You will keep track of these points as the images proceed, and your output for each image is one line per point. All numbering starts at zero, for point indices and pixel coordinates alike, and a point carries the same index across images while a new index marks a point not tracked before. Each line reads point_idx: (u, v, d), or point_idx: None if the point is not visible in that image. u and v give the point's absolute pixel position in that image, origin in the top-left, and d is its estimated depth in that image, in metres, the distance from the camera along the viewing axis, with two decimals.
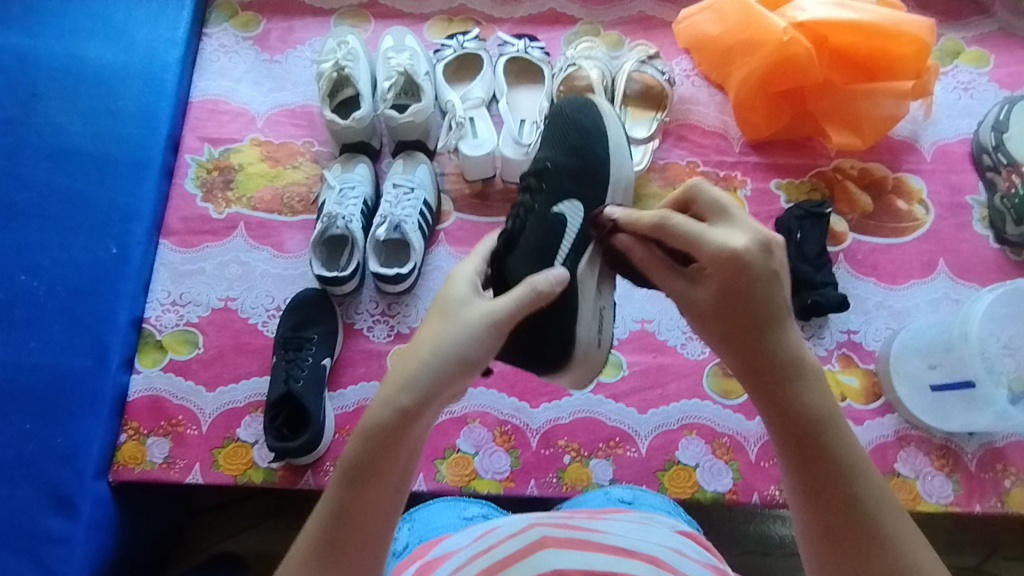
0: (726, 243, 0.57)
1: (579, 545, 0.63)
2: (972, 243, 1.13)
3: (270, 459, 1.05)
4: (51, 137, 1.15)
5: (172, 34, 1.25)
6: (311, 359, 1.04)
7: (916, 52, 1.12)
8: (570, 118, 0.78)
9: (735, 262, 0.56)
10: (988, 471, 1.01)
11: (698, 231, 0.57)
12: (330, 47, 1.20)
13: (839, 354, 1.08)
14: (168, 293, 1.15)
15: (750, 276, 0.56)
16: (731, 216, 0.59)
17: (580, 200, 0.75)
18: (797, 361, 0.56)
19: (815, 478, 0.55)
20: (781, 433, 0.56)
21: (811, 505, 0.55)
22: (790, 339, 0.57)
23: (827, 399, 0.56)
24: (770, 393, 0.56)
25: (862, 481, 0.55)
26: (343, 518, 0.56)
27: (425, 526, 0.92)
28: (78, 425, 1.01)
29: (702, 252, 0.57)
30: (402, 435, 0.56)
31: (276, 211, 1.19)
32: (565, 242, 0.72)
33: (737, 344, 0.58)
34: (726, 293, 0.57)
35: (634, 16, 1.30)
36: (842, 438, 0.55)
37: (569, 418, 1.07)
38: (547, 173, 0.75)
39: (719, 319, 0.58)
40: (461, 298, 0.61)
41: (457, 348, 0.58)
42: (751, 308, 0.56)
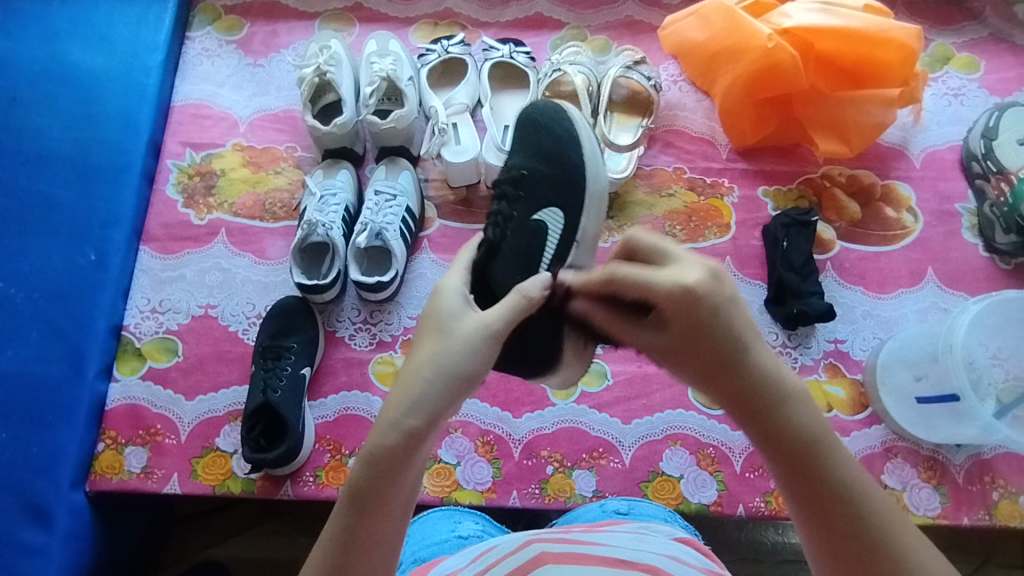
0: (678, 282, 0.54)
1: (579, 559, 0.62)
2: (962, 252, 1.12)
3: (249, 469, 1.03)
4: (31, 141, 1.02)
5: (153, 39, 1.25)
6: (289, 369, 1.02)
7: (902, 59, 1.10)
8: (541, 125, 0.82)
9: (690, 299, 0.54)
10: (976, 483, 1.00)
11: (647, 276, 0.55)
12: (313, 52, 1.19)
13: (826, 364, 1.06)
14: (148, 300, 1.14)
15: (708, 313, 0.54)
16: (676, 254, 0.57)
17: (558, 204, 0.78)
18: (775, 391, 0.54)
19: (817, 508, 0.53)
20: (775, 466, 0.54)
21: (823, 538, 0.52)
22: (760, 367, 0.55)
23: (814, 421, 0.54)
24: (756, 426, 0.55)
25: (867, 501, 0.52)
26: (353, 545, 0.55)
27: (418, 545, 0.89)
28: (55, 434, 0.98)
29: (656, 296, 0.55)
30: (408, 456, 0.55)
31: (258, 217, 1.18)
32: (547, 245, 0.76)
33: (715, 382, 0.55)
34: (690, 331, 0.55)
35: (622, 20, 1.29)
36: (837, 461, 0.53)
37: (552, 428, 1.06)
38: (522, 181, 0.79)
39: (691, 361, 0.56)
40: (457, 314, 0.60)
41: (460, 365, 0.57)
42: (717, 344, 0.54)
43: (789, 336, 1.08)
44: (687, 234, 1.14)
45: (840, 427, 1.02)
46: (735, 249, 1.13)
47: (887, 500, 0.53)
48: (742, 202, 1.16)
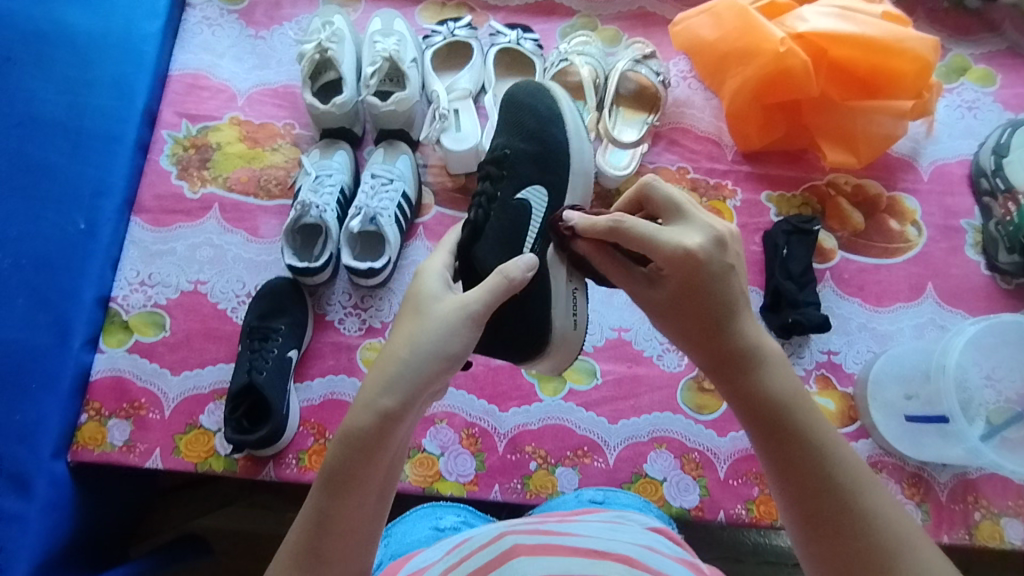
0: (680, 242, 0.58)
1: (554, 549, 0.60)
2: (963, 269, 1.11)
3: (231, 448, 1.03)
4: (24, 104, 1.03)
5: (152, 4, 1.22)
6: (276, 351, 1.01)
7: (918, 71, 1.07)
8: (525, 105, 0.80)
9: (689, 259, 0.58)
10: (958, 502, 0.99)
11: (653, 232, 0.58)
12: (315, 27, 1.16)
13: (817, 375, 1.05)
14: (137, 272, 1.12)
15: (706, 274, 0.58)
16: (684, 215, 0.60)
17: (543, 183, 0.76)
18: (757, 351, 0.58)
19: (787, 461, 0.55)
20: (750, 420, 0.57)
21: (784, 481, 0.55)
22: (744, 327, 0.59)
23: (790, 382, 0.58)
24: (738, 381, 0.58)
25: (835, 457, 0.55)
26: (328, 528, 0.54)
27: (397, 542, 0.88)
28: (38, 402, 0.98)
29: (657, 253, 0.59)
30: (384, 437, 0.54)
31: (252, 193, 1.16)
32: (531, 226, 0.73)
33: (699, 336, 0.60)
34: (683, 285, 0.59)
35: (634, 11, 1.25)
36: (808, 419, 0.56)
37: (537, 424, 1.05)
38: (506, 159, 0.76)
39: (679, 313, 0.60)
40: (432, 295, 0.60)
41: (436, 347, 0.56)
42: (708, 302, 0.59)
43: (783, 345, 1.07)
44: None
45: None
46: None
47: (855, 456, 0.56)
48: (744, 206, 1.14)
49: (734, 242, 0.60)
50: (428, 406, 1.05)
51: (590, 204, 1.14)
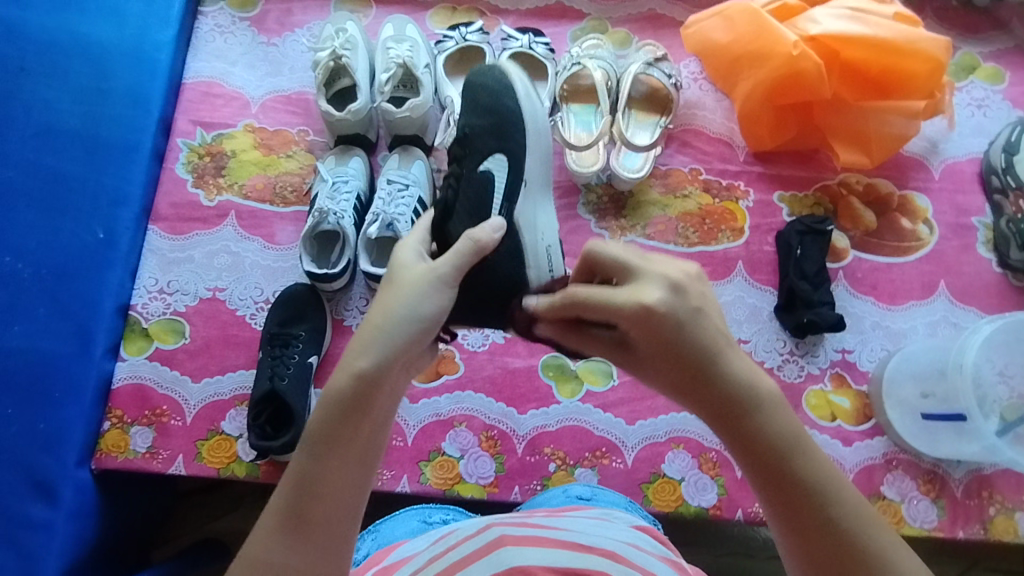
0: (637, 300, 0.54)
1: (539, 541, 0.64)
2: (974, 266, 1.11)
3: (254, 454, 1.04)
4: (40, 116, 1.09)
5: (165, 13, 1.22)
6: (297, 357, 1.03)
7: (930, 71, 1.09)
8: (480, 83, 0.80)
9: (649, 317, 0.54)
10: (973, 498, 1.01)
11: (606, 295, 0.55)
12: (328, 34, 1.17)
13: (832, 373, 1.06)
14: (156, 280, 1.13)
15: (669, 329, 0.53)
16: (637, 267, 0.56)
17: (502, 152, 0.76)
18: (748, 400, 0.54)
19: (790, 517, 0.53)
20: (750, 473, 0.55)
21: (791, 533, 0.54)
22: (729, 377, 0.54)
23: (789, 426, 0.54)
24: (730, 437, 0.55)
25: (838, 504, 0.52)
26: (310, 490, 0.54)
27: (385, 535, 0.94)
28: (60, 411, 0.99)
29: (616, 316, 0.55)
30: (365, 400, 0.55)
31: (268, 200, 1.17)
32: (495, 194, 0.74)
33: (687, 392, 0.56)
34: (656, 344, 0.55)
35: (644, 13, 1.26)
36: (812, 467, 0.53)
37: (556, 426, 1.06)
38: (466, 136, 0.76)
39: (663, 370, 0.56)
40: (408, 264, 0.61)
41: (413, 312, 0.57)
42: (682, 356, 0.54)
43: (797, 344, 1.08)
44: (700, 236, 1.13)
45: (842, 437, 1.03)
46: (747, 254, 1.12)
47: (858, 495, 0.53)
48: (757, 207, 1.14)
49: (694, 285, 0.56)
50: (448, 409, 1.06)
51: (604, 206, 1.15)
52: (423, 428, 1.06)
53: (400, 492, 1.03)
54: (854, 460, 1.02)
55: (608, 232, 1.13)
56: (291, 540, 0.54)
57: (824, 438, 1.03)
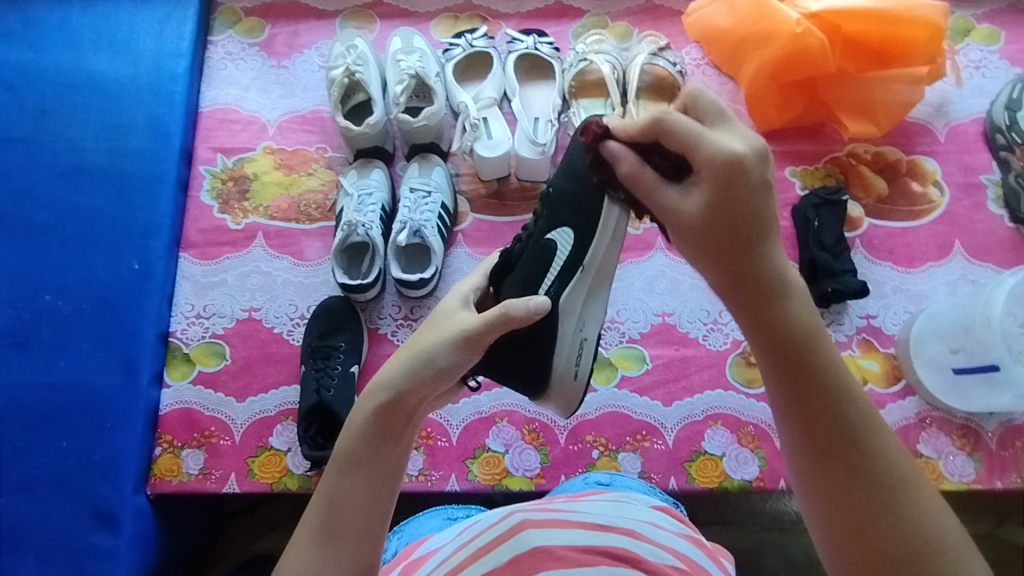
0: (725, 146, 0.53)
1: (558, 523, 0.67)
2: (987, 224, 1.14)
3: (305, 467, 1.05)
4: (65, 154, 1.14)
5: (177, 44, 1.25)
6: (339, 368, 1.07)
7: (930, 37, 1.12)
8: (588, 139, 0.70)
9: (730, 168, 0.53)
10: (1008, 448, 1.03)
11: (700, 131, 0.53)
12: (339, 52, 1.20)
13: (859, 339, 1.09)
14: (192, 306, 1.15)
15: (743, 184, 0.53)
16: (730, 122, 0.55)
17: (576, 230, 0.68)
18: (782, 276, 0.55)
19: (802, 396, 0.53)
20: (766, 351, 0.55)
21: (798, 412, 0.53)
22: (774, 251, 0.55)
23: (815, 318, 0.55)
24: (755, 306, 0.55)
25: (850, 393, 0.53)
26: (337, 507, 0.58)
27: (411, 533, 0.97)
28: (114, 441, 1.02)
29: (699, 155, 0.54)
30: (386, 423, 0.59)
31: (293, 219, 1.19)
32: (551, 269, 0.68)
33: (725, 258, 0.55)
34: (719, 199, 0.54)
35: (642, 5, 1.29)
36: (831, 358, 0.54)
37: (595, 414, 1.09)
38: (554, 197, 0.69)
39: (710, 229, 0.55)
40: (449, 311, 0.64)
41: (428, 355, 0.59)
42: (742, 217, 0.54)
43: (822, 314, 1.10)
44: None
45: (875, 401, 1.05)
46: None
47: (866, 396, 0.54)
48: None
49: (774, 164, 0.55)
50: (488, 406, 1.09)
51: None
52: (466, 427, 1.09)
53: (449, 491, 1.06)
54: (889, 421, 1.04)
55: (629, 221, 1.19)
56: (322, 554, 0.57)
57: None
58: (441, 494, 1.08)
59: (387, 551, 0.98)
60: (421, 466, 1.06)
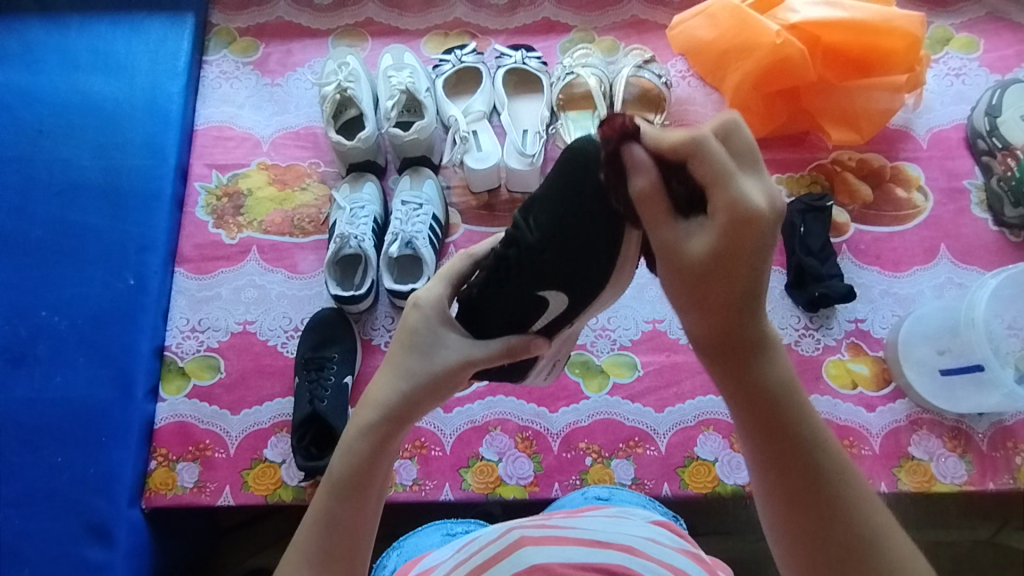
0: (749, 194, 0.46)
1: (557, 540, 0.67)
2: (972, 227, 1.15)
3: (300, 478, 1.06)
4: (62, 173, 1.16)
5: (173, 64, 1.27)
6: (333, 379, 1.08)
7: (908, 46, 1.15)
8: (586, 177, 0.59)
9: (750, 217, 0.46)
10: (999, 449, 1.03)
11: (728, 171, 0.46)
12: (331, 70, 1.24)
13: (849, 343, 1.10)
14: (187, 320, 1.16)
15: (760, 237, 0.46)
16: (758, 165, 0.47)
17: (567, 292, 0.66)
18: (763, 336, 0.51)
19: (779, 457, 0.51)
20: (746, 416, 0.52)
21: (774, 467, 0.52)
22: (765, 309, 0.50)
23: (790, 374, 0.52)
24: (737, 370, 0.52)
25: (827, 454, 0.51)
26: (336, 529, 0.57)
27: (410, 549, 0.97)
28: (109, 455, 1.02)
29: (720, 195, 0.46)
30: (385, 447, 0.59)
31: (288, 233, 1.21)
32: (539, 318, 0.68)
33: (714, 310, 0.50)
34: (726, 248, 0.47)
35: (628, 20, 1.33)
36: (808, 416, 0.52)
37: (588, 421, 1.09)
38: (540, 255, 0.63)
39: (708, 277, 0.48)
40: (436, 335, 0.63)
41: (430, 382, 0.61)
42: (749, 268, 0.47)
43: (811, 319, 1.12)
44: None
45: (865, 404, 1.06)
46: None
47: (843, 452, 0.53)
48: None
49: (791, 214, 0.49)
50: (482, 415, 1.09)
51: None
52: (459, 436, 1.09)
53: (443, 501, 1.06)
54: (879, 425, 1.05)
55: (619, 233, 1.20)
56: None
57: (847, 406, 1.06)
58: (435, 504, 1.08)
59: (386, 565, 0.98)
60: (415, 475, 1.07)
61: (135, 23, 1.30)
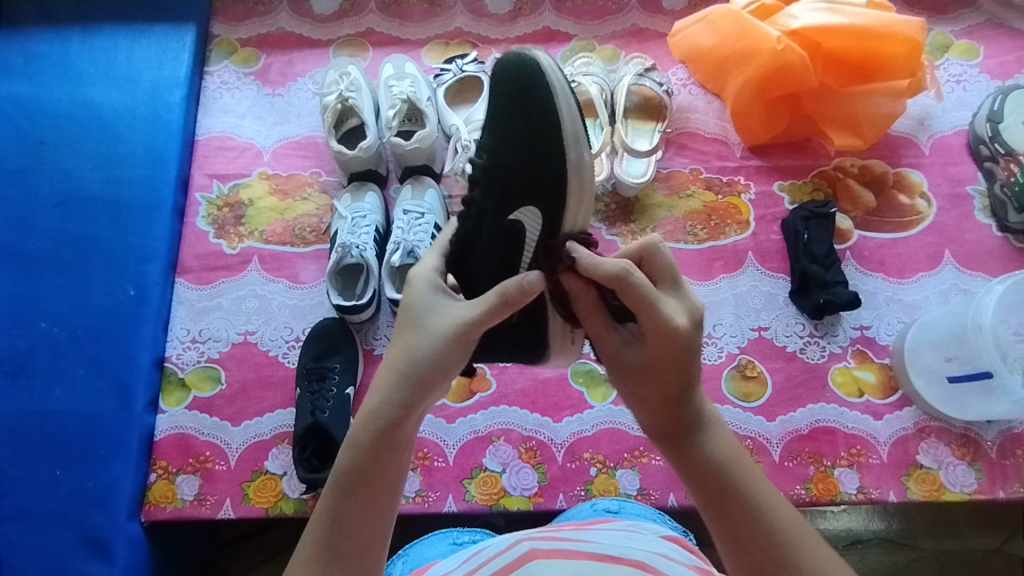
0: (668, 316, 0.58)
1: (568, 554, 0.65)
2: (976, 233, 1.15)
3: (302, 490, 1.05)
4: (62, 183, 1.16)
5: (174, 75, 1.27)
6: (335, 390, 1.08)
7: (908, 52, 1.15)
8: (515, 94, 0.67)
9: (670, 335, 0.58)
10: (1008, 457, 1.02)
11: (653, 296, 0.57)
12: (333, 79, 1.23)
13: (854, 350, 1.09)
14: (187, 330, 1.15)
15: (678, 343, 0.58)
16: (679, 285, 0.61)
17: (538, 206, 0.67)
18: (701, 420, 0.60)
19: (740, 535, 0.54)
20: (701, 494, 0.57)
21: (735, 541, 0.55)
22: (699, 396, 0.60)
23: (735, 451, 0.58)
24: (683, 452, 0.59)
25: (783, 526, 0.54)
26: (342, 524, 0.56)
27: (415, 558, 0.95)
28: (108, 467, 1.01)
29: (646, 315, 0.58)
30: (391, 439, 0.57)
31: (289, 242, 1.20)
32: (526, 245, 0.68)
33: (653, 405, 0.61)
34: (655, 356, 0.59)
35: (628, 29, 1.33)
36: (760, 490, 0.55)
37: (592, 430, 1.08)
38: (495, 171, 0.67)
39: (643, 380, 0.61)
40: (431, 306, 0.62)
41: (429, 353, 0.59)
42: (674, 368, 0.59)
43: (816, 326, 1.11)
44: (708, 232, 1.17)
45: (872, 411, 1.05)
46: (756, 244, 1.16)
47: (805, 526, 0.55)
48: (759, 198, 1.19)
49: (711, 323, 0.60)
50: (485, 425, 1.08)
51: (613, 213, 1.19)
52: (462, 447, 1.08)
53: (447, 512, 1.05)
54: (887, 432, 1.04)
55: (619, 237, 1.18)
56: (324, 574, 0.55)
57: (854, 414, 1.05)
58: (439, 516, 1.07)
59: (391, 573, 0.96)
60: (418, 487, 1.05)
61: (138, 33, 1.30)
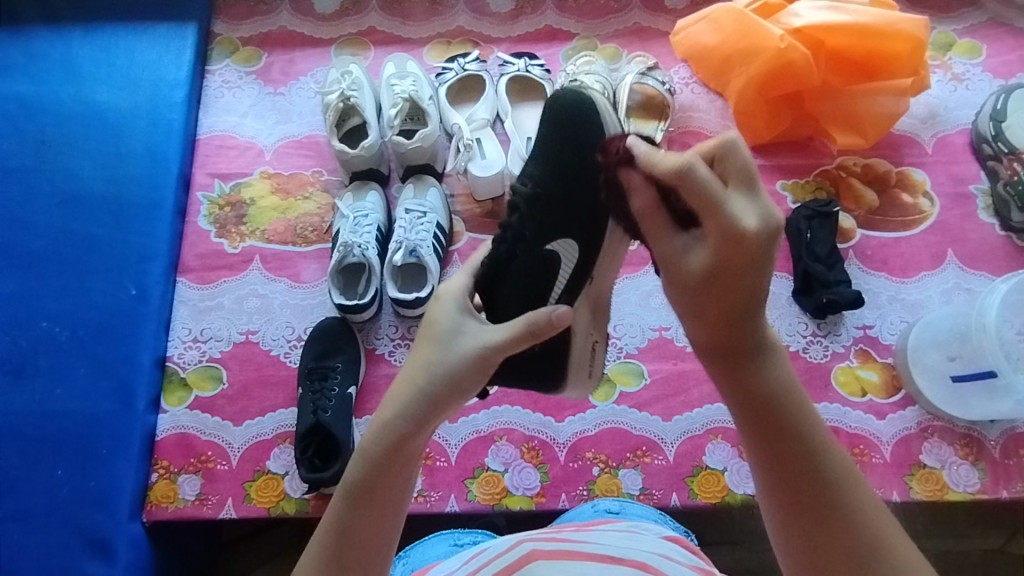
0: (738, 219, 0.48)
1: (569, 555, 0.65)
2: (979, 232, 1.15)
3: (303, 490, 1.04)
4: (64, 182, 1.15)
5: (176, 74, 1.27)
6: (337, 389, 1.07)
7: (911, 50, 1.15)
8: (567, 126, 0.65)
9: (739, 242, 0.48)
10: (1012, 457, 1.02)
11: (719, 197, 0.48)
12: (335, 78, 1.23)
13: (857, 350, 1.09)
14: (189, 330, 1.15)
15: (748, 254, 0.48)
16: (755, 185, 0.49)
17: (576, 240, 0.66)
18: (761, 342, 0.53)
19: (780, 462, 0.53)
20: (746, 422, 0.54)
21: (775, 470, 0.53)
22: (763, 318, 0.52)
23: (790, 379, 0.54)
24: (734, 377, 0.53)
25: (826, 458, 0.52)
26: (347, 537, 0.56)
27: (415, 560, 0.95)
28: (109, 467, 1.01)
29: (711, 219, 0.49)
30: (403, 454, 0.57)
31: (290, 242, 1.20)
32: (558, 280, 0.66)
33: (710, 322, 0.53)
34: (719, 266, 0.50)
35: (630, 27, 1.33)
36: (807, 422, 0.53)
37: (594, 430, 1.08)
38: (538, 201, 0.65)
39: (703, 294, 0.51)
40: (456, 325, 0.61)
41: (449, 372, 0.58)
42: (742, 283, 0.50)
43: (819, 326, 1.11)
44: None
45: (875, 411, 1.05)
46: None
47: (847, 460, 0.53)
48: None
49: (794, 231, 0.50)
50: (487, 424, 1.08)
51: None
52: (464, 447, 1.08)
53: (449, 512, 1.04)
54: (890, 432, 1.04)
55: None
56: None
57: (857, 413, 1.05)
58: (441, 516, 1.07)
59: None
60: (420, 486, 1.05)
61: (139, 32, 1.30)
